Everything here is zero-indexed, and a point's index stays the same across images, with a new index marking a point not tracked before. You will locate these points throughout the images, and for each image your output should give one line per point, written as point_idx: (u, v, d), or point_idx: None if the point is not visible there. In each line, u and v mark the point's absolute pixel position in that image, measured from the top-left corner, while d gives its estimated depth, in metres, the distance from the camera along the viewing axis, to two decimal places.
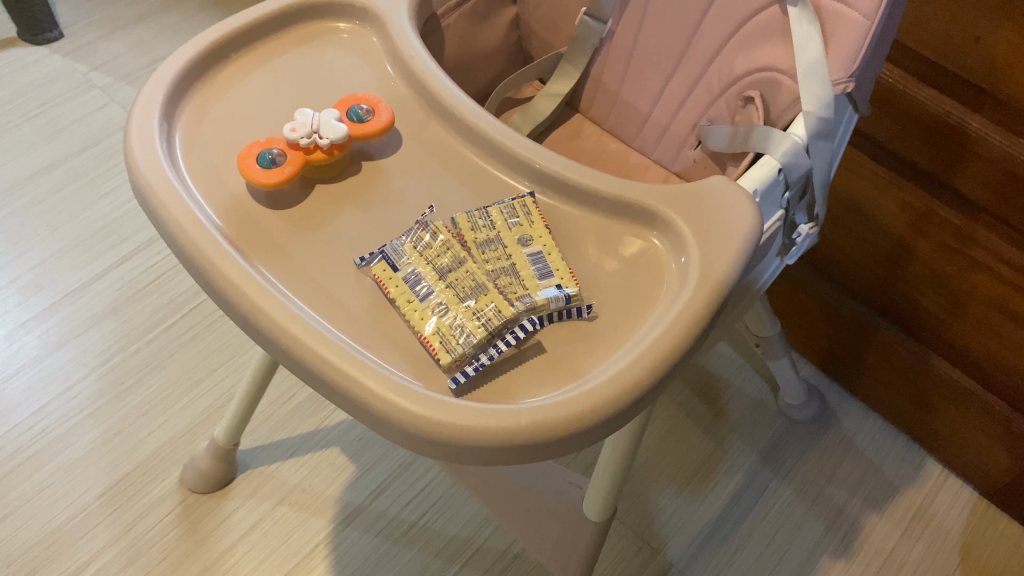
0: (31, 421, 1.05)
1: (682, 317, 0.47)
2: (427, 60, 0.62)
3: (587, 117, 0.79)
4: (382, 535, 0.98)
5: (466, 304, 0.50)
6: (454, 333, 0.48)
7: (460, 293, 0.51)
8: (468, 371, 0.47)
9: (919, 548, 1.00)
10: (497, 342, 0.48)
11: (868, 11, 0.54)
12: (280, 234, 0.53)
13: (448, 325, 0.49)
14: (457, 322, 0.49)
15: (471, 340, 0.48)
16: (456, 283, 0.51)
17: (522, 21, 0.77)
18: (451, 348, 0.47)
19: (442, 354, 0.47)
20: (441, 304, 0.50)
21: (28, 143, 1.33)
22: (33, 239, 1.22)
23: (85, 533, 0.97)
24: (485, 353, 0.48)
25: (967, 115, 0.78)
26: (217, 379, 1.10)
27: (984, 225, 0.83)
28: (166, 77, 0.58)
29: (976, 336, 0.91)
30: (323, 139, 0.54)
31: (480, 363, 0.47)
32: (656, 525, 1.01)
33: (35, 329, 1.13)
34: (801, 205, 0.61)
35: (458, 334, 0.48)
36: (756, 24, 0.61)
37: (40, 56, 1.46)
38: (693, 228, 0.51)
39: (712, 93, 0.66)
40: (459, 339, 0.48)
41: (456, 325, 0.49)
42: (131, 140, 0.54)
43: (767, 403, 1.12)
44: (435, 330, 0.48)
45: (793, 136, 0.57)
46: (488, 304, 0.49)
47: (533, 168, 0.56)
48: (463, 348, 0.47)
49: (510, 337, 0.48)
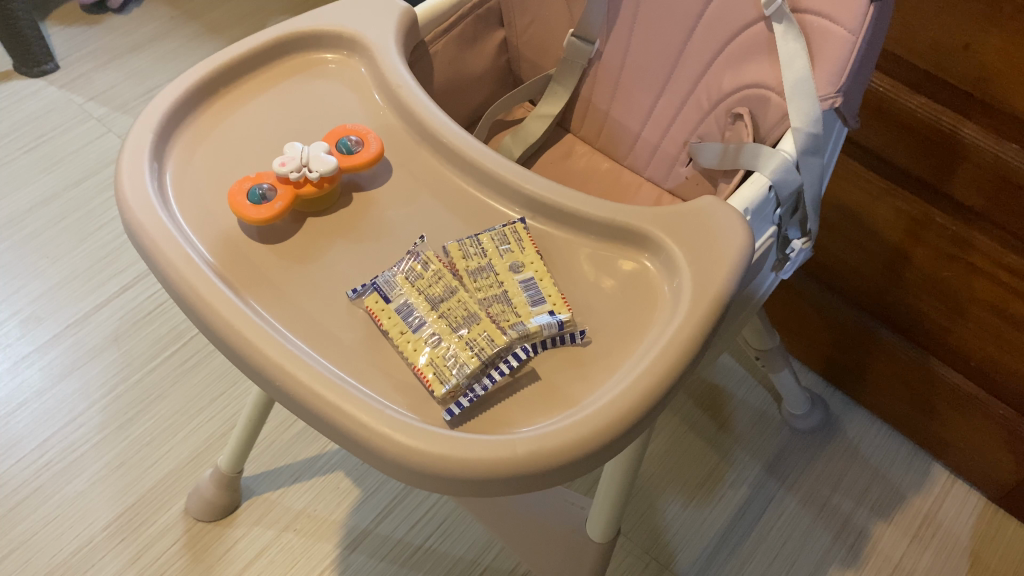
0: (36, 454, 1.05)
1: (675, 342, 0.47)
2: (415, 89, 0.62)
3: (578, 136, 0.79)
4: (388, 558, 0.98)
5: (461, 333, 0.50)
6: (448, 365, 0.48)
7: (454, 321, 0.51)
8: (463, 402, 0.47)
9: (928, 555, 0.99)
10: (491, 371, 0.48)
11: (852, 27, 0.55)
12: (272, 269, 0.53)
13: (442, 355, 0.49)
14: (451, 353, 0.49)
15: (465, 370, 0.48)
16: (450, 313, 0.51)
17: (511, 44, 0.77)
18: (445, 380, 0.47)
19: (437, 386, 0.47)
20: (436, 333, 0.50)
21: (27, 175, 1.33)
22: (34, 271, 1.22)
23: (92, 564, 0.97)
24: (480, 382, 0.48)
25: (958, 122, 0.78)
26: (219, 407, 1.10)
27: (981, 230, 0.83)
28: (155, 116, 0.58)
29: (977, 342, 0.91)
30: (313, 173, 0.54)
31: (474, 394, 0.47)
32: (663, 539, 1.01)
33: (37, 362, 1.13)
34: (794, 221, 0.61)
35: (451, 364, 0.48)
36: (743, 41, 0.61)
37: (37, 89, 1.47)
38: (684, 250, 0.51)
39: (701, 111, 0.67)
40: (453, 370, 0.48)
41: (450, 355, 0.49)
42: (121, 180, 0.54)
43: (770, 413, 1.12)
44: (429, 362, 0.48)
45: (782, 153, 0.57)
46: (481, 333, 0.49)
47: (524, 193, 0.56)
48: (457, 379, 0.47)
49: (504, 365, 0.48)
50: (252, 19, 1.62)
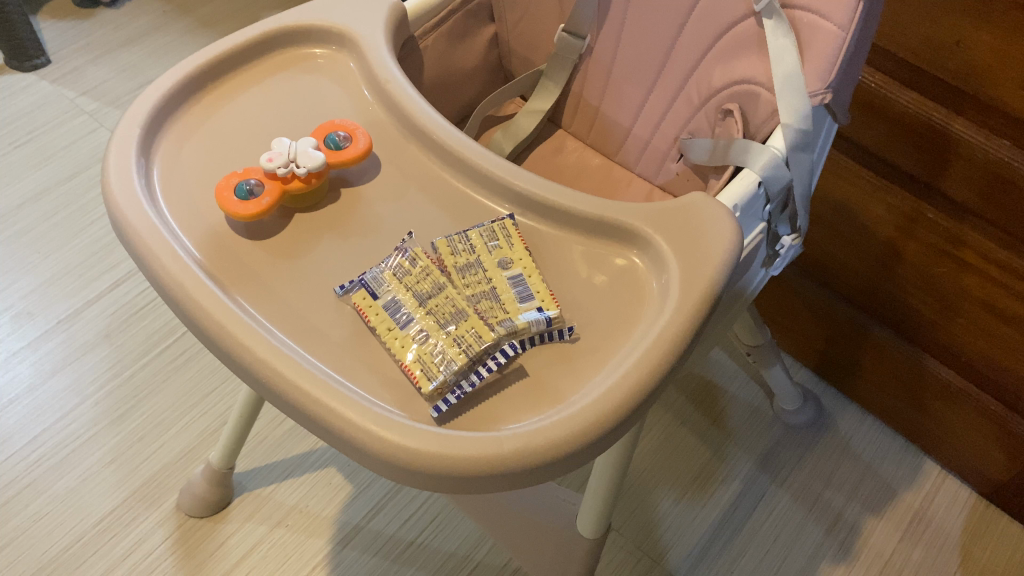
0: (28, 449, 1.05)
1: (662, 339, 0.47)
2: (404, 84, 0.62)
3: (569, 132, 0.79)
4: (380, 554, 0.98)
5: (449, 329, 0.50)
6: (435, 361, 0.48)
7: (442, 316, 0.50)
8: (450, 399, 0.47)
9: (919, 550, 1.00)
10: (479, 368, 0.48)
11: (842, 23, 0.55)
12: (259, 266, 0.53)
13: (429, 352, 0.48)
14: (439, 349, 0.49)
15: (453, 367, 0.48)
16: (439, 308, 0.51)
17: (501, 39, 0.77)
18: (432, 376, 0.47)
19: (424, 383, 0.47)
20: (424, 329, 0.50)
21: (18, 170, 1.33)
22: (25, 267, 1.22)
23: (84, 560, 0.97)
24: (467, 379, 0.48)
25: (950, 117, 0.78)
26: (212, 403, 1.09)
27: (972, 226, 0.83)
28: (143, 110, 0.58)
29: (969, 337, 0.91)
30: (300, 168, 0.54)
31: (462, 390, 0.47)
32: (655, 534, 1.01)
33: (29, 358, 1.13)
34: (783, 217, 0.61)
35: (438, 360, 0.48)
36: (733, 37, 0.61)
37: (28, 83, 1.46)
38: (672, 247, 0.51)
39: (692, 107, 0.67)
40: (440, 366, 0.48)
41: (438, 351, 0.48)
42: (108, 175, 0.54)
43: (763, 408, 1.12)
44: (416, 358, 0.48)
45: (772, 149, 0.57)
46: (468, 330, 0.49)
47: (512, 189, 0.56)
48: (444, 375, 0.47)
49: (491, 362, 0.48)
50: (245, 14, 1.61)
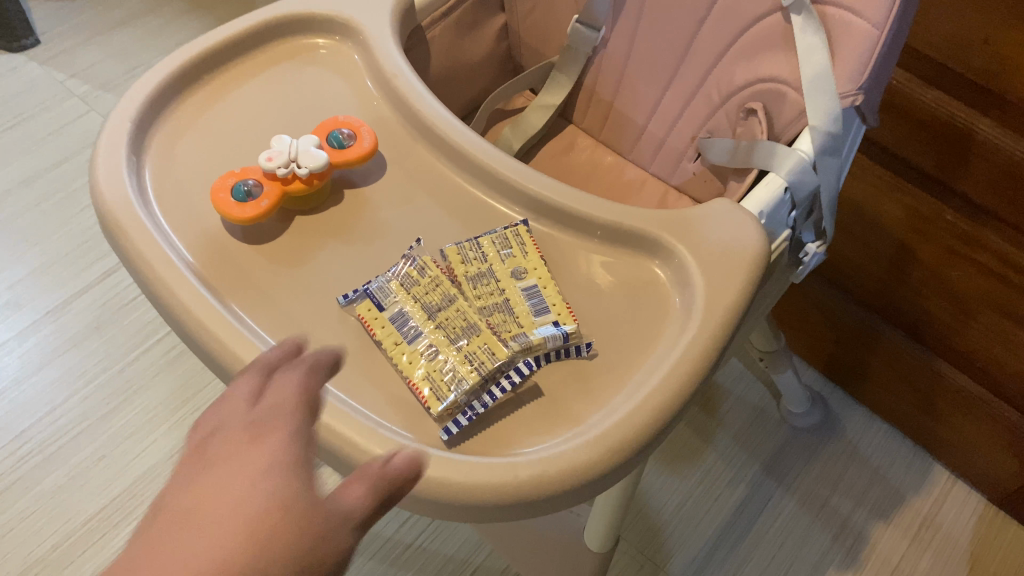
0: (15, 445, 1.02)
1: (686, 359, 0.44)
2: (411, 78, 0.59)
3: (581, 128, 0.76)
4: (378, 557, 0.95)
5: (459, 344, 0.47)
6: (445, 379, 0.45)
7: (451, 331, 0.47)
8: (461, 420, 0.44)
9: (927, 558, 0.98)
10: (492, 388, 0.45)
11: (877, 20, 0.51)
12: (258, 273, 0.50)
13: (439, 369, 0.46)
14: (449, 367, 0.46)
15: (464, 387, 0.45)
16: (448, 320, 0.48)
17: (511, 30, 0.74)
18: (442, 397, 0.44)
19: (433, 404, 0.44)
20: (433, 344, 0.47)
21: (6, 154, 1.29)
22: (13, 255, 1.18)
23: (73, 560, 0.94)
24: (479, 400, 0.45)
25: (974, 117, 0.75)
26: (205, 399, 1.06)
27: (992, 230, 0.81)
28: (134, 103, 0.55)
29: (984, 342, 0.89)
30: (301, 168, 0.51)
31: (474, 412, 0.44)
32: (659, 539, 0.99)
33: (16, 350, 1.10)
34: (808, 223, 0.58)
35: (447, 379, 0.45)
36: (759, 33, 0.58)
37: (17, 64, 1.42)
38: (696, 258, 0.48)
39: (711, 106, 0.64)
40: (450, 386, 0.45)
41: (447, 369, 0.46)
42: (97, 174, 0.51)
43: (769, 410, 1.09)
44: (425, 376, 0.45)
45: (799, 153, 0.54)
46: (481, 346, 0.46)
47: (526, 193, 0.53)
48: (455, 396, 0.44)
49: (505, 382, 0.45)
50: None
